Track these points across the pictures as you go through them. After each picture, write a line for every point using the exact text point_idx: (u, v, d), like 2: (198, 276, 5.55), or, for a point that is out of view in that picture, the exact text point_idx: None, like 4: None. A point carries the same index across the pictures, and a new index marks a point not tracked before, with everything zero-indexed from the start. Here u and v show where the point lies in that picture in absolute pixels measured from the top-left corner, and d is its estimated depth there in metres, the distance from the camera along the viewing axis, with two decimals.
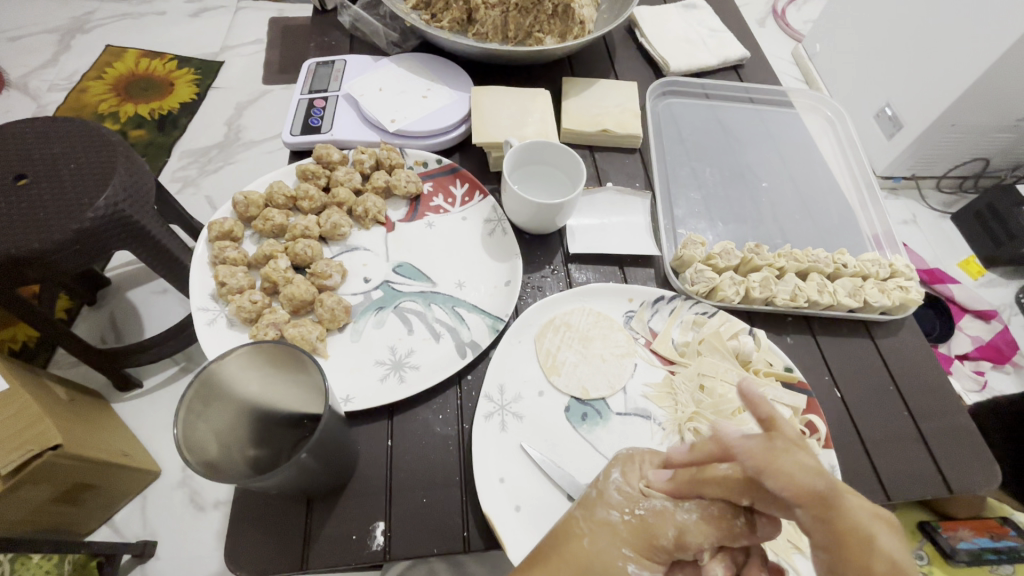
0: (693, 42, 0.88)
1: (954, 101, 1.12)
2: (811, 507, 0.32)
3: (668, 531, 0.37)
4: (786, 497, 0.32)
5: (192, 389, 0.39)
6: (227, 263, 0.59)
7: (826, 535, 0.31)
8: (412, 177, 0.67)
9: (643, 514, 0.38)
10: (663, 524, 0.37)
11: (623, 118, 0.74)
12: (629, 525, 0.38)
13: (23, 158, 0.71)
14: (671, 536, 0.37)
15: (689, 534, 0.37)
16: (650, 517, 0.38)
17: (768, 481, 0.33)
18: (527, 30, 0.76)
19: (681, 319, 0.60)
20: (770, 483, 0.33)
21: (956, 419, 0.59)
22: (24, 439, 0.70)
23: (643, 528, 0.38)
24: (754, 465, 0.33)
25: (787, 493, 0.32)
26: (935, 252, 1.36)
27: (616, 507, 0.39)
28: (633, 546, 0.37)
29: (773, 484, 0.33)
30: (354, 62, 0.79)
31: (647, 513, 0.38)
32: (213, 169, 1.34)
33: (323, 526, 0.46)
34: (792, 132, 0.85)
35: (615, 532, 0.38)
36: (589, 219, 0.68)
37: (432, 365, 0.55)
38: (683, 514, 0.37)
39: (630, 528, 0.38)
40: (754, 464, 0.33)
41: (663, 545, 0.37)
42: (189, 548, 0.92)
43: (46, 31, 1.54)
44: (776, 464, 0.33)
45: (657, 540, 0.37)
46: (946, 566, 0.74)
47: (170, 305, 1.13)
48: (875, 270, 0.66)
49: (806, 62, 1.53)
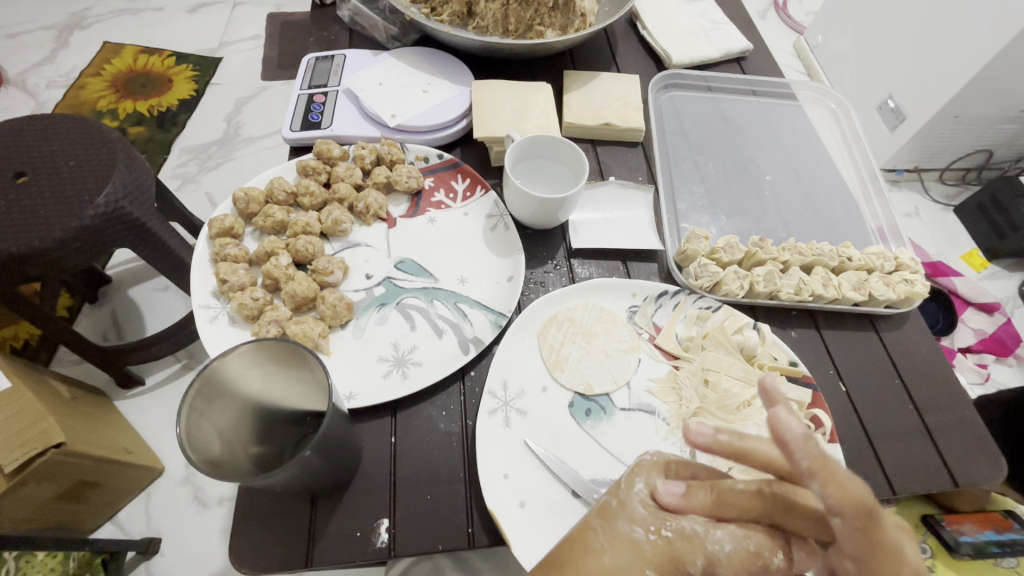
0: (695, 34, 0.87)
1: (958, 93, 1.11)
2: (855, 517, 0.34)
3: (698, 559, 0.34)
4: (830, 503, 0.35)
5: (193, 387, 0.39)
6: (228, 260, 0.59)
7: (861, 543, 0.34)
8: (413, 173, 0.66)
9: (670, 536, 0.35)
10: (693, 551, 0.34)
11: (625, 111, 0.74)
12: (654, 545, 0.35)
13: (22, 156, 0.70)
14: (700, 565, 0.34)
15: (720, 565, 0.34)
16: (678, 541, 0.35)
17: (815, 485, 0.35)
18: (527, 23, 0.75)
19: (685, 313, 0.60)
20: (820, 488, 0.35)
21: (962, 412, 0.59)
22: (27, 437, 0.70)
23: (672, 553, 0.34)
24: (808, 465, 0.35)
25: (836, 499, 0.34)
26: (938, 244, 1.35)
27: (641, 524, 0.36)
28: (659, 566, 0.34)
29: (822, 487, 0.35)
30: (353, 56, 0.78)
31: (675, 536, 0.35)
32: (212, 165, 1.34)
33: (327, 523, 0.46)
34: (795, 124, 0.85)
35: (641, 552, 0.34)
36: (592, 213, 0.67)
37: (436, 361, 0.55)
38: (716, 543, 0.35)
39: (656, 549, 0.35)
40: (805, 466, 0.35)
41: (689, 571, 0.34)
42: (194, 545, 0.92)
43: (43, 27, 1.53)
44: (831, 470, 0.35)
45: (684, 565, 0.34)
46: (947, 558, 0.75)
47: (172, 302, 1.13)
48: (880, 264, 0.66)
49: (809, 54, 1.51)
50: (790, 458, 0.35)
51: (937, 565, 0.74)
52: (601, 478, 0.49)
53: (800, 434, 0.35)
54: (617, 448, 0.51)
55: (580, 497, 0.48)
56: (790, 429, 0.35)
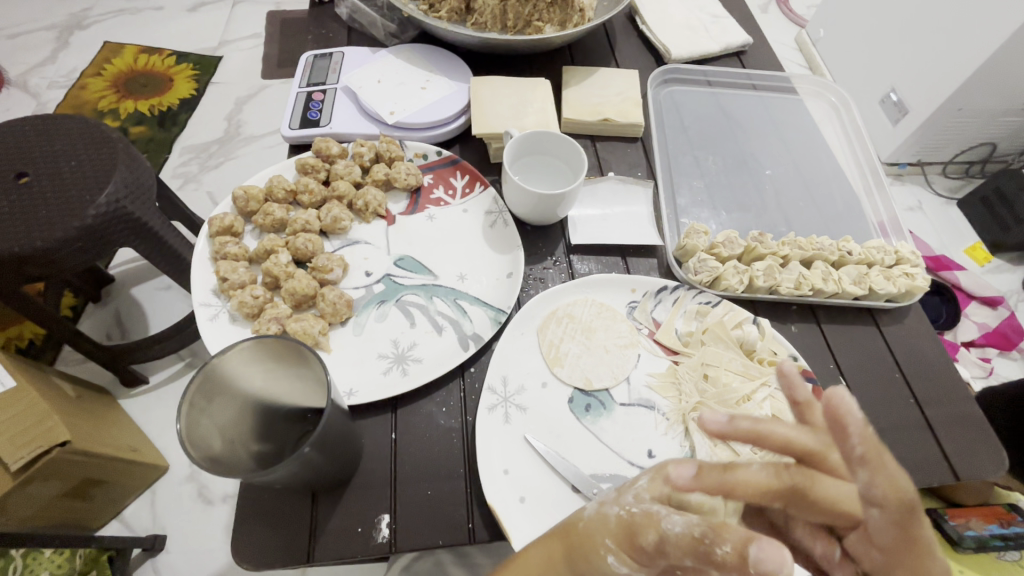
0: (694, 28, 0.87)
1: (961, 85, 1.10)
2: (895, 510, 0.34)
3: (649, 534, 0.33)
4: (871, 493, 0.35)
5: (194, 384, 0.39)
6: (228, 259, 0.59)
7: (892, 537, 0.34)
8: (412, 170, 0.66)
9: (633, 512, 0.34)
10: (647, 524, 0.33)
11: (624, 107, 0.73)
12: (620, 520, 0.35)
13: (23, 156, 0.71)
14: (652, 540, 0.33)
15: (670, 544, 0.32)
16: (638, 516, 0.34)
17: (863, 473, 0.35)
18: (526, 19, 0.75)
19: (684, 309, 0.60)
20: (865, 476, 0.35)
21: (963, 406, 0.59)
22: (33, 436, 0.70)
23: (629, 525, 0.34)
24: (862, 451, 0.35)
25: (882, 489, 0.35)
26: (941, 238, 1.34)
27: (619, 503, 0.35)
28: (619, 540, 0.34)
29: (869, 476, 0.35)
30: (352, 54, 0.78)
31: (635, 513, 0.34)
32: (213, 164, 1.34)
33: (328, 519, 0.46)
34: (796, 118, 0.84)
35: (606, 523, 0.35)
36: (591, 209, 0.67)
37: (436, 357, 0.55)
38: (669, 523, 0.32)
39: (620, 523, 0.34)
40: (861, 452, 0.35)
41: (642, 548, 0.33)
42: (200, 541, 0.93)
43: (44, 28, 1.54)
44: (880, 460, 0.35)
45: (639, 541, 0.33)
46: (951, 553, 0.74)
47: (174, 301, 1.13)
48: (881, 257, 0.65)
49: (810, 48, 1.51)
50: (845, 441, 0.35)
51: (942, 560, 0.73)
52: (601, 473, 0.50)
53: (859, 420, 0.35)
54: (616, 443, 0.51)
55: (581, 493, 0.48)
56: (851, 416, 0.35)
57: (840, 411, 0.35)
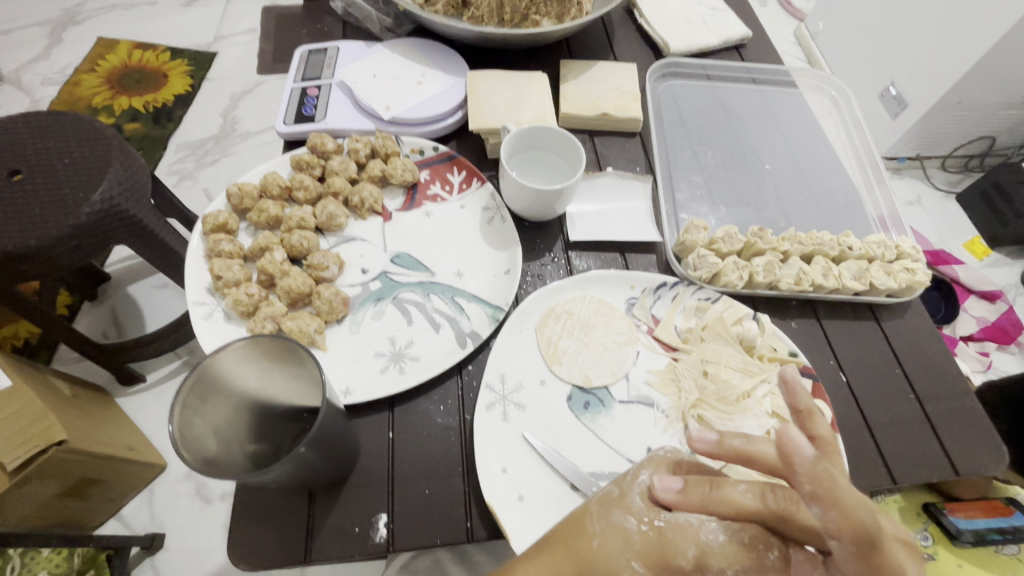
0: (693, 21, 0.86)
1: (960, 78, 1.09)
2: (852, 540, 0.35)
3: (688, 550, 0.36)
4: (830, 528, 0.35)
5: (186, 386, 0.38)
6: (222, 256, 0.58)
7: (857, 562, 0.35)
8: (408, 165, 0.66)
9: (662, 527, 0.37)
10: (684, 542, 0.36)
11: (622, 101, 0.73)
12: (646, 536, 0.37)
13: (17, 153, 0.70)
14: (690, 557, 0.36)
15: (712, 556, 0.36)
16: (670, 531, 0.36)
17: (817, 507, 0.35)
18: (522, 12, 0.74)
19: (683, 305, 0.60)
20: (819, 510, 0.35)
21: (963, 401, 0.58)
22: (29, 436, 0.69)
23: (659, 543, 0.36)
24: (810, 489, 0.35)
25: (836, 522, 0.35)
26: (940, 232, 1.34)
27: (635, 515, 0.37)
28: (645, 561, 0.36)
29: (822, 511, 0.35)
30: (348, 48, 0.77)
31: (666, 527, 0.37)
32: (209, 161, 1.33)
33: (325, 519, 0.46)
34: (796, 112, 0.84)
35: (630, 541, 0.36)
36: (590, 204, 0.67)
37: (433, 355, 0.54)
38: (709, 534, 0.36)
39: (646, 541, 0.36)
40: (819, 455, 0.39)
41: (679, 563, 0.36)
42: (198, 540, 0.93)
43: (36, 24, 1.52)
44: (835, 493, 0.35)
45: (673, 558, 0.36)
46: (948, 545, 0.74)
47: (171, 299, 1.12)
48: (881, 252, 0.65)
49: (809, 41, 1.50)
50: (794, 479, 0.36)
51: (940, 553, 0.74)
52: (600, 471, 0.49)
53: (809, 457, 0.35)
54: (615, 441, 0.51)
55: (580, 491, 0.48)
56: (801, 450, 0.36)
57: (790, 446, 0.36)
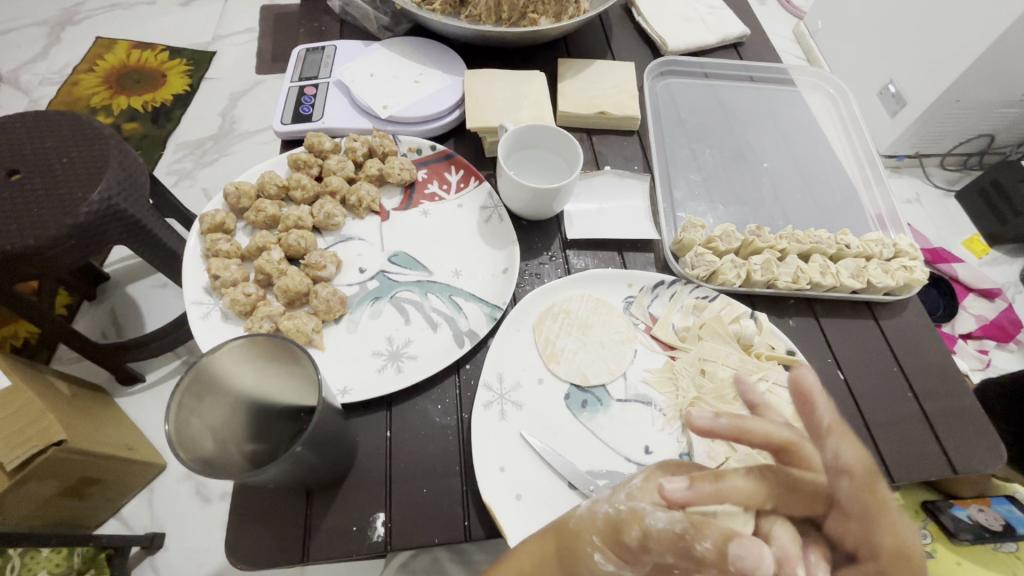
0: (691, 19, 0.86)
1: (959, 76, 1.09)
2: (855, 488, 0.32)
3: (634, 530, 0.34)
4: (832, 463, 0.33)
5: (182, 384, 0.38)
6: (220, 255, 0.58)
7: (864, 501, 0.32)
8: (406, 165, 0.66)
9: (620, 509, 0.35)
10: (632, 521, 0.34)
11: (620, 99, 0.73)
12: (608, 518, 0.36)
13: (14, 152, 0.70)
14: (635, 536, 0.34)
15: (653, 539, 0.33)
16: (625, 512, 0.35)
17: (831, 441, 0.34)
18: (520, 11, 0.74)
19: (681, 304, 0.60)
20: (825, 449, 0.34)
21: (961, 399, 0.58)
22: (29, 435, 0.69)
23: (615, 520, 0.35)
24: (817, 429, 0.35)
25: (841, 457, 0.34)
26: (939, 230, 1.34)
27: (608, 502, 0.36)
28: (605, 537, 0.35)
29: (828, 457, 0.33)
30: (345, 48, 0.77)
31: (623, 513, 0.35)
32: (208, 161, 1.33)
33: (324, 518, 0.46)
34: (794, 111, 0.84)
35: (594, 522, 0.36)
36: (588, 203, 0.67)
37: (431, 354, 0.54)
38: (653, 517, 0.33)
39: (607, 521, 0.35)
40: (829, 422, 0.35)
41: (626, 543, 0.34)
42: (198, 539, 0.93)
43: (35, 23, 1.52)
44: (841, 429, 0.36)
45: (623, 536, 0.34)
46: (949, 544, 0.74)
47: (169, 299, 1.12)
48: (879, 250, 0.65)
49: (808, 40, 1.50)
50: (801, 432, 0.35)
51: (939, 551, 0.73)
52: (597, 470, 0.49)
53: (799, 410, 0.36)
54: (613, 439, 0.51)
55: (577, 489, 0.48)
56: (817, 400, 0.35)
57: (807, 387, 0.34)
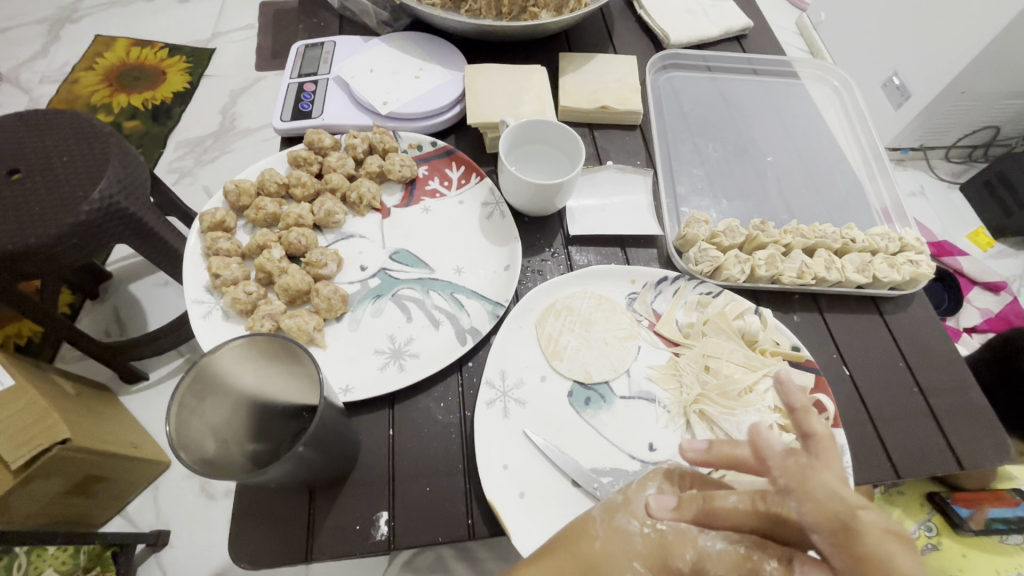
0: (694, 12, 0.85)
1: (965, 67, 1.08)
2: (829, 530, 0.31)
3: (687, 554, 0.35)
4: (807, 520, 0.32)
5: (182, 385, 0.38)
6: (220, 254, 0.58)
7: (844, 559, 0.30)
8: (406, 161, 0.65)
9: (663, 530, 0.36)
10: (683, 544, 0.35)
11: (622, 93, 0.72)
12: (648, 539, 0.36)
13: (15, 152, 0.69)
14: (688, 560, 0.35)
15: (710, 561, 0.34)
16: (670, 535, 0.36)
17: (793, 502, 0.33)
18: (521, 5, 0.73)
19: (685, 299, 0.59)
20: (797, 504, 0.33)
21: (968, 394, 0.58)
22: (33, 433, 0.69)
23: (662, 544, 0.36)
24: (784, 482, 0.34)
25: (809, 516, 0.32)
26: (944, 223, 1.33)
27: (637, 518, 0.37)
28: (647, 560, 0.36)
29: (799, 504, 0.33)
30: (344, 44, 0.76)
31: (672, 540, 0.36)
32: (209, 158, 1.32)
33: (326, 517, 0.46)
34: (798, 104, 0.83)
35: (631, 541, 0.36)
36: (590, 199, 0.66)
37: (433, 352, 0.54)
38: (707, 541, 0.35)
39: (649, 542, 0.36)
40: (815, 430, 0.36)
41: (677, 566, 0.35)
42: (203, 537, 0.93)
43: (34, 21, 1.51)
44: (807, 486, 0.33)
45: (672, 561, 0.35)
46: (954, 536, 0.74)
47: (171, 297, 1.12)
48: (884, 245, 0.64)
49: (812, 32, 1.49)
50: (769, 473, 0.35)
51: (944, 543, 0.73)
52: (602, 467, 0.49)
53: (780, 450, 0.35)
54: (617, 435, 0.50)
55: (581, 487, 0.48)
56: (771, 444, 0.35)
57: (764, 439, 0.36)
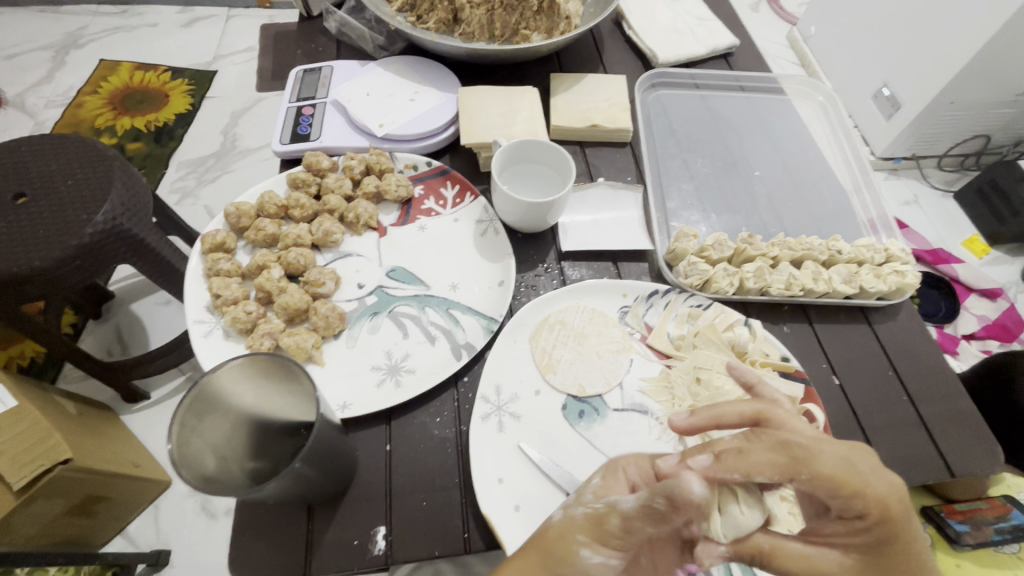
0: (681, 32, 0.87)
1: (953, 78, 1.10)
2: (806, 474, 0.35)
3: (614, 519, 0.37)
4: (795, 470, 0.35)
5: (184, 404, 0.40)
6: (221, 275, 0.59)
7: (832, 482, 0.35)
8: (402, 181, 0.67)
9: (600, 507, 0.38)
10: (609, 512, 0.37)
11: (612, 112, 0.74)
12: (587, 515, 0.38)
13: (21, 176, 0.71)
14: (616, 523, 0.37)
15: (633, 519, 0.36)
16: (604, 509, 0.38)
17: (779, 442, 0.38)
18: (513, 28, 0.76)
19: (675, 312, 0.60)
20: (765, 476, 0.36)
21: (958, 402, 0.59)
22: (32, 456, 0.70)
23: (596, 518, 0.38)
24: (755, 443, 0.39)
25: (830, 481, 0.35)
26: (938, 232, 1.35)
27: (583, 504, 0.39)
28: (589, 533, 0.37)
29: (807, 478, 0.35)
30: (342, 68, 0.79)
31: (607, 512, 0.37)
32: (210, 178, 1.35)
33: (326, 533, 0.47)
34: (785, 119, 0.85)
35: (574, 522, 0.38)
36: (582, 215, 0.68)
37: (428, 368, 0.55)
38: (625, 501, 0.37)
39: (588, 518, 0.38)
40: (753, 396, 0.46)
41: (611, 528, 0.37)
42: (205, 555, 0.93)
43: (40, 48, 1.55)
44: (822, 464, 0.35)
45: (607, 524, 0.37)
46: (949, 548, 0.72)
47: (173, 316, 1.14)
48: (871, 255, 0.66)
49: (802, 45, 1.52)
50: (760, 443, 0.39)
51: (939, 555, 0.72)
52: None
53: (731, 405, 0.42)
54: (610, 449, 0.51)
55: None
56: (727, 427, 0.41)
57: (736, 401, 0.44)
